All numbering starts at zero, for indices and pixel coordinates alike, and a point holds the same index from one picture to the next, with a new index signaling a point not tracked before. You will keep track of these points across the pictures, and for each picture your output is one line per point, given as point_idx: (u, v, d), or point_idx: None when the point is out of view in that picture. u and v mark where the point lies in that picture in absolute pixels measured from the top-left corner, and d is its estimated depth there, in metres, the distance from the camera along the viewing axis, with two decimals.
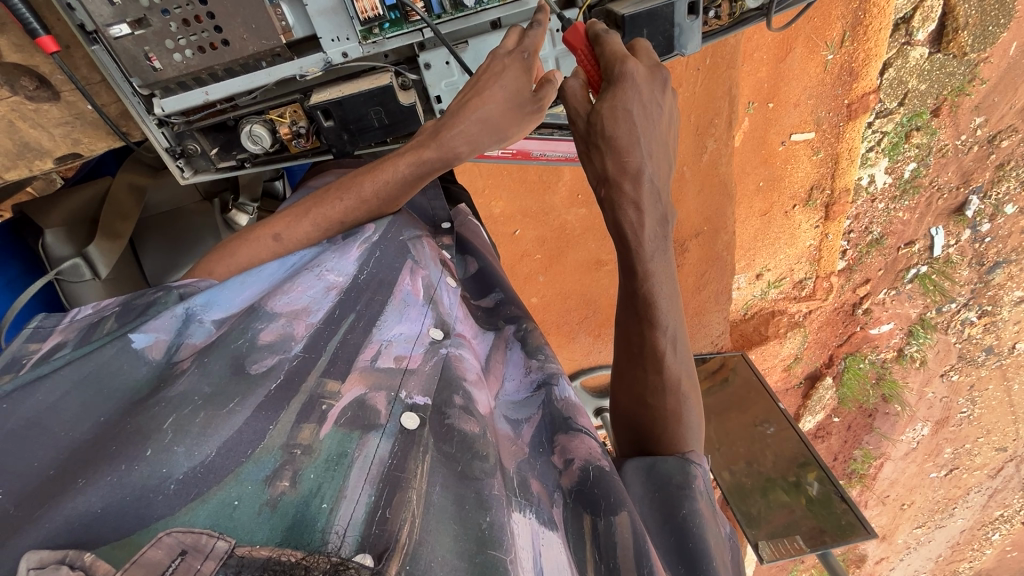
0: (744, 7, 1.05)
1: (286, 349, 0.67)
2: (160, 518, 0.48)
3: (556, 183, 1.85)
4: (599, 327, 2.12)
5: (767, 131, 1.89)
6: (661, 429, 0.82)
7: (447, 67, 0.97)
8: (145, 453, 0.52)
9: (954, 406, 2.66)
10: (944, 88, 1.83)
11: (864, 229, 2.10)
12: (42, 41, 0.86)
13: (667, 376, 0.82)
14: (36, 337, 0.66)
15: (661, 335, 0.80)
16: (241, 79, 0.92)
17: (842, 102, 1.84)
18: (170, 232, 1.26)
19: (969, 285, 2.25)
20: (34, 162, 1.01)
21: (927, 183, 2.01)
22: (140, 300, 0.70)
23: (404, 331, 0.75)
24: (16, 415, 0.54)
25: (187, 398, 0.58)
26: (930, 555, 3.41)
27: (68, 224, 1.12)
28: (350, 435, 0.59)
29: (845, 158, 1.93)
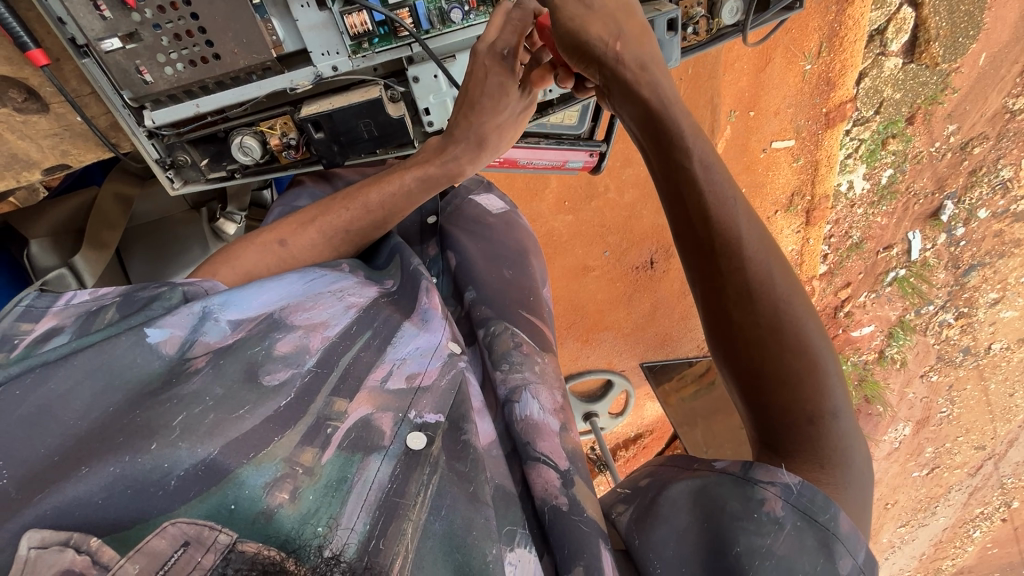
0: (721, 23, 1.08)
1: (300, 362, 0.67)
2: (160, 513, 0.50)
3: (542, 191, 1.88)
4: (587, 332, 2.14)
5: (749, 140, 1.93)
6: (763, 352, 0.67)
7: (435, 81, 0.99)
8: (151, 446, 0.53)
9: (934, 406, 2.73)
10: (917, 97, 1.89)
11: (844, 233, 2.16)
12: (32, 54, 0.86)
13: (750, 269, 0.67)
14: (29, 316, 0.65)
15: (736, 228, 0.68)
16: (231, 92, 0.93)
17: (820, 111, 1.90)
18: (155, 242, 1.26)
19: (945, 287, 2.32)
20: (21, 174, 1.01)
21: (903, 188, 2.07)
22: (142, 292, 0.69)
23: (421, 346, 0.79)
24: (29, 402, 0.55)
25: (199, 397, 0.59)
26: (914, 553, 3.49)
27: (53, 236, 1.13)
28: (352, 458, 0.62)
29: (824, 165, 1.99)
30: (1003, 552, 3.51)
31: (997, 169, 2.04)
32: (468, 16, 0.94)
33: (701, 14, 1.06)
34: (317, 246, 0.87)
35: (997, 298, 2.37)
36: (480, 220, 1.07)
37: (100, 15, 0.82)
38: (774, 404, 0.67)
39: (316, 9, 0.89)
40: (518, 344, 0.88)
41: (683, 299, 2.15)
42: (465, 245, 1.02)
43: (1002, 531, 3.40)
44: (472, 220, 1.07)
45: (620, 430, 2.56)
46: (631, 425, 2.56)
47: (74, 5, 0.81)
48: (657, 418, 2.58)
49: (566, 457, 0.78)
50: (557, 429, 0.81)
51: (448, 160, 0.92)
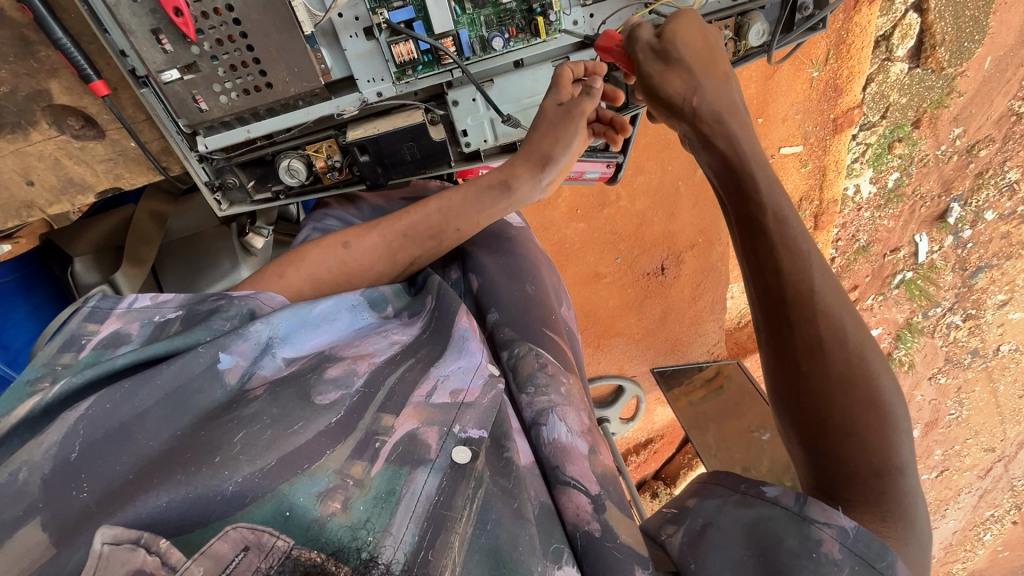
0: (748, 45, 1.12)
1: (349, 384, 0.70)
2: (220, 518, 0.52)
3: (555, 200, 1.90)
4: (600, 338, 2.16)
5: None
6: (828, 398, 0.68)
7: (473, 104, 1.02)
8: (214, 459, 0.55)
9: (942, 408, 2.74)
10: (922, 101, 1.92)
11: (851, 237, 2.18)
12: (94, 85, 0.91)
13: (826, 320, 0.69)
14: (93, 317, 0.68)
15: (810, 275, 0.71)
16: (280, 118, 0.97)
17: (828, 117, 1.92)
18: (188, 257, 1.29)
19: (953, 289, 2.34)
20: (76, 197, 1.07)
21: (910, 192, 2.10)
22: (202, 305, 0.72)
23: (461, 364, 0.79)
24: (115, 416, 0.58)
25: (257, 415, 0.61)
26: None
27: (94, 252, 1.19)
28: (399, 471, 0.63)
29: (832, 170, 2.01)
30: (1013, 553, 3.49)
31: (1003, 171, 2.06)
32: (508, 43, 0.97)
33: (728, 36, 1.10)
34: (363, 265, 0.90)
35: (1005, 299, 2.39)
36: (500, 238, 1.10)
37: (161, 48, 0.86)
38: (836, 454, 0.67)
39: (363, 38, 0.93)
40: (543, 365, 0.90)
41: (695, 304, 2.18)
42: (485, 265, 1.05)
43: (1013, 533, 3.39)
44: (492, 237, 1.10)
45: (632, 435, 2.57)
46: (642, 429, 2.57)
47: (138, 40, 0.85)
48: (667, 423, 2.60)
49: (597, 481, 0.77)
50: (585, 451, 0.81)
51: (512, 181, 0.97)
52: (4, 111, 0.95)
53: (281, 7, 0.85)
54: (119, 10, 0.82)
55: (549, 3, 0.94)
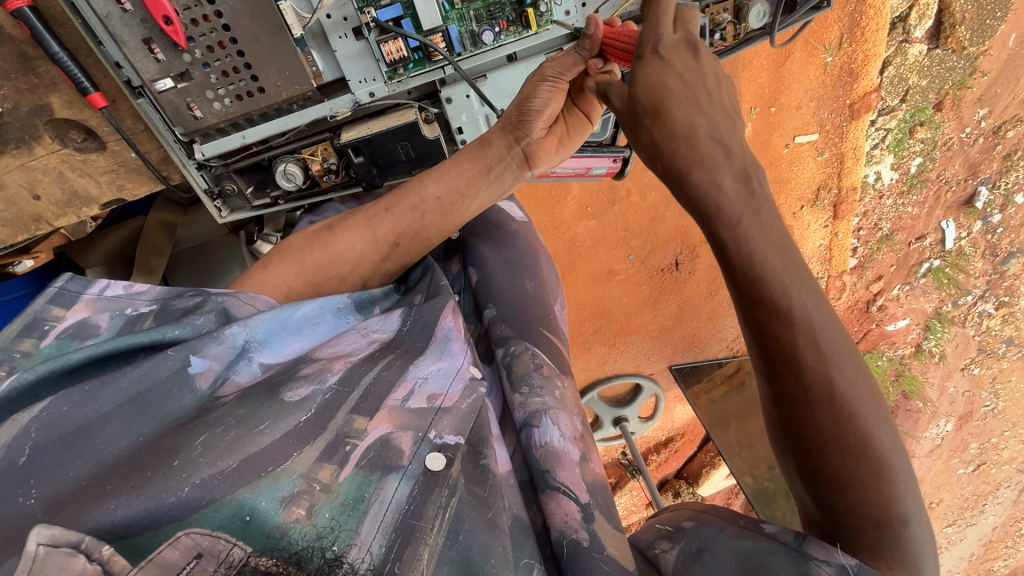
0: (749, 27, 1.09)
1: (321, 380, 0.69)
2: (171, 521, 0.50)
3: (564, 198, 1.88)
4: (614, 336, 2.13)
5: (771, 135, 1.87)
6: (821, 453, 0.70)
7: (467, 100, 1.01)
8: (172, 463, 0.54)
9: (977, 400, 2.63)
10: (944, 83, 1.85)
11: (874, 226, 2.10)
12: (92, 97, 0.94)
13: (809, 383, 0.69)
14: (60, 300, 0.66)
15: (797, 331, 0.69)
16: (275, 122, 0.98)
17: (844, 103, 1.86)
18: (197, 265, 1.32)
19: (984, 276, 2.25)
20: (81, 209, 1.09)
21: (934, 177, 2.02)
22: (179, 302, 0.71)
23: (442, 367, 0.79)
24: (72, 420, 0.57)
25: (222, 416, 0.60)
26: (963, 554, 3.33)
27: (105, 264, 1.25)
28: (369, 477, 0.62)
29: (850, 157, 1.93)
30: None
31: None
32: (499, 36, 0.96)
33: (727, 19, 1.07)
34: (357, 266, 0.90)
35: None
36: (500, 230, 1.09)
37: (154, 58, 0.87)
38: (832, 501, 0.71)
39: (353, 39, 0.93)
40: (539, 366, 0.88)
41: (711, 299, 2.13)
42: (485, 258, 1.03)
43: None
44: (491, 230, 1.09)
45: (650, 434, 2.53)
46: (662, 428, 2.52)
47: (131, 50, 0.86)
48: (687, 422, 2.54)
49: (587, 489, 0.77)
50: (577, 458, 0.80)
51: (489, 163, 0.95)
52: (8, 127, 0.98)
53: (270, 11, 0.85)
54: (111, 21, 0.83)
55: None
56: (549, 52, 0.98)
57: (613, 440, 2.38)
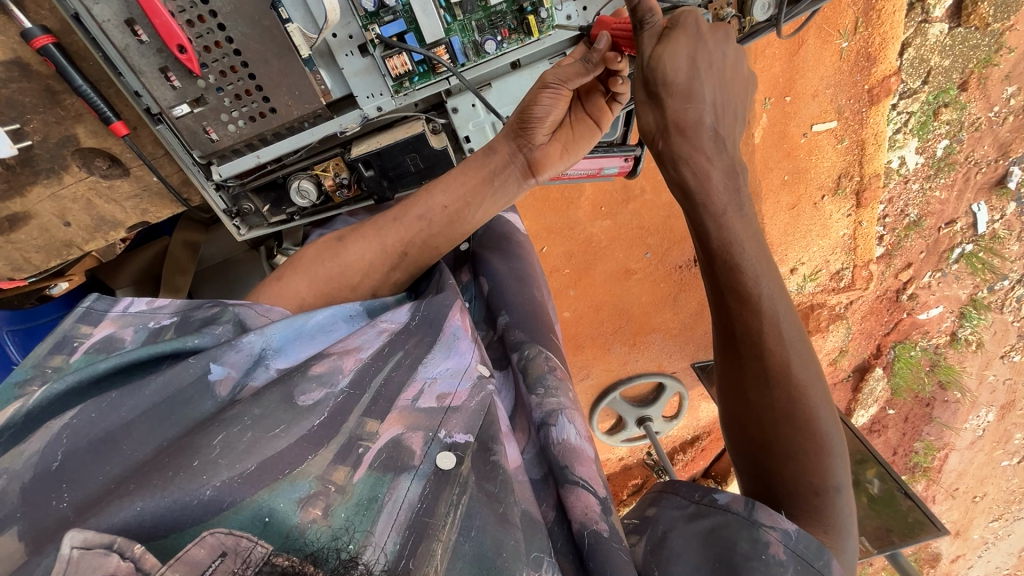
0: (754, 20, 1.08)
1: (333, 383, 0.70)
2: (195, 523, 0.52)
3: (578, 199, 1.86)
4: (635, 335, 2.12)
5: (787, 125, 1.83)
6: (772, 425, 0.78)
7: (473, 109, 1.02)
8: (193, 463, 0.56)
9: (1019, 389, 2.53)
10: (968, 62, 1.79)
11: (900, 212, 2.04)
12: (114, 125, 0.97)
13: (769, 363, 0.78)
14: (86, 317, 0.71)
15: (765, 318, 0.78)
16: (287, 141, 1.00)
17: (863, 88, 1.81)
18: (222, 281, 1.36)
19: (1020, 260, 2.16)
20: (108, 233, 1.14)
21: (962, 159, 1.96)
22: (198, 313, 0.75)
23: (450, 366, 0.79)
24: (99, 427, 0.60)
25: (238, 415, 0.62)
26: (1012, 550, 3.15)
27: (135, 283, 1.29)
28: (382, 478, 0.63)
29: (872, 143, 1.88)
30: None
31: None
32: (502, 45, 0.96)
33: (732, 15, 1.06)
34: (372, 278, 0.93)
35: None
36: (507, 240, 1.11)
37: (171, 85, 0.90)
38: (774, 467, 0.78)
39: (359, 56, 0.95)
40: (553, 368, 0.89)
41: None
42: (496, 267, 1.05)
43: None
44: (499, 240, 1.11)
45: (676, 434, 2.51)
46: (687, 427, 2.50)
47: (149, 79, 0.89)
48: (713, 419, 2.51)
49: (604, 485, 0.77)
50: (593, 456, 0.81)
51: (494, 169, 0.96)
52: (38, 159, 1.02)
53: (279, 34, 0.88)
54: (129, 53, 0.86)
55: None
56: (552, 58, 0.99)
57: (637, 440, 2.36)
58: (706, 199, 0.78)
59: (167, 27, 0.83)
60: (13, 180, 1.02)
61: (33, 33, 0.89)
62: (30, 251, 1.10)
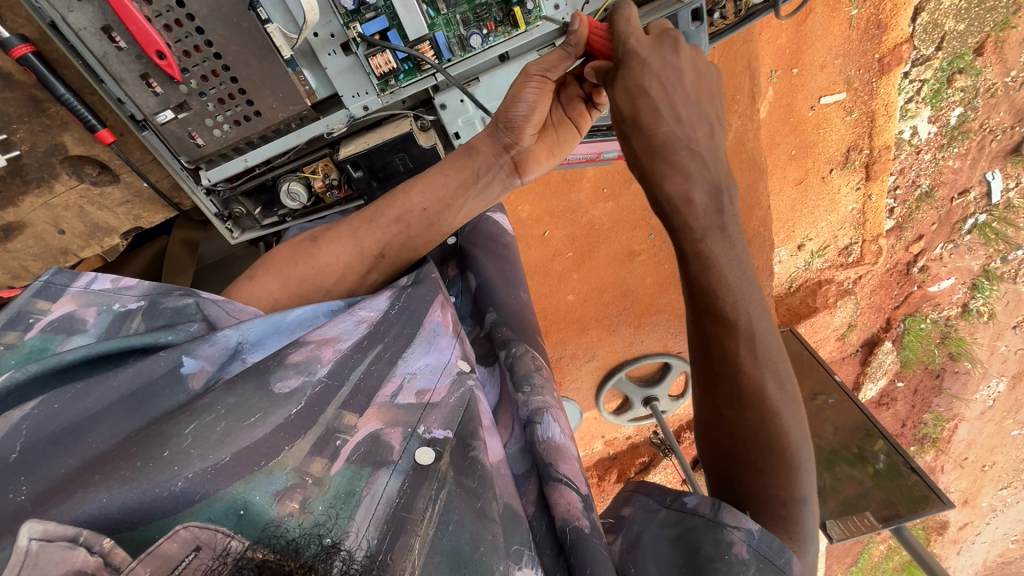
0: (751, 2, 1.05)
1: (311, 370, 0.71)
2: (164, 516, 0.54)
3: (579, 181, 1.85)
4: (639, 316, 2.10)
5: (794, 98, 1.77)
6: (745, 444, 0.77)
7: (462, 105, 1.00)
8: (163, 453, 0.58)
9: None
10: (984, 25, 1.73)
11: (911, 183, 1.98)
12: (99, 134, 0.96)
13: (746, 382, 0.77)
14: (44, 292, 0.71)
15: (741, 339, 0.78)
16: (275, 143, 0.99)
17: (872, 57, 1.75)
18: (223, 279, 1.37)
19: None
20: (103, 240, 1.16)
21: (977, 127, 1.90)
22: (168, 301, 0.76)
23: (430, 362, 0.80)
24: (63, 418, 0.62)
25: (211, 404, 0.63)
26: (1019, 516, 3.19)
27: None
28: (360, 471, 0.64)
29: (882, 115, 1.82)
30: None
31: None
32: (488, 38, 0.95)
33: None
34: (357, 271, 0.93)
35: None
36: (496, 240, 1.12)
37: (152, 92, 0.89)
38: (744, 486, 0.77)
39: (342, 55, 0.93)
40: (539, 367, 0.90)
41: None
42: (484, 265, 1.06)
43: None
44: (489, 239, 1.11)
45: (682, 412, 2.55)
46: None
47: (131, 87, 0.88)
48: None
49: (586, 482, 0.77)
50: (576, 454, 0.81)
51: (478, 171, 0.94)
52: (28, 168, 1.02)
53: (258, 36, 0.86)
54: (108, 61, 0.85)
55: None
56: (541, 48, 0.97)
57: (643, 419, 2.38)
58: (685, 222, 0.76)
59: (144, 33, 0.82)
60: (5, 191, 1.03)
61: (12, 42, 0.87)
62: (28, 259, 1.12)
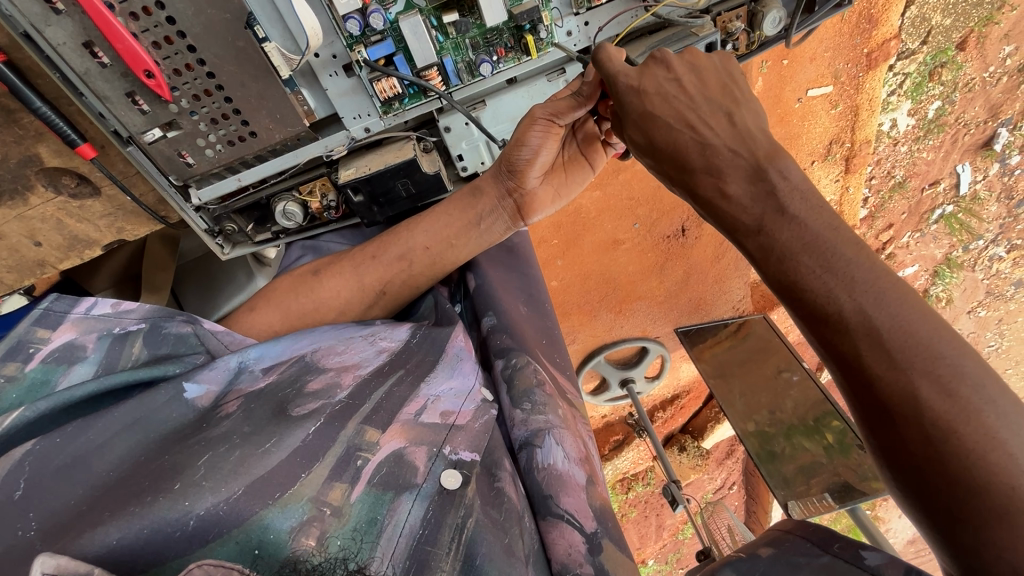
0: (762, 35, 1.04)
1: (331, 395, 0.74)
2: (177, 556, 0.54)
3: None
4: (621, 303, 2.09)
5: (781, 90, 1.60)
6: (925, 480, 0.62)
7: (466, 128, 1.03)
8: (175, 486, 0.57)
9: (980, 341, 2.52)
10: (969, 20, 1.61)
11: (886, 174, 1.91)
12: (81, 148, 0.93)
13: (886, 397, 0.64)
14: (45, 320, 0.73)
15: (864, 341, 0.65)
16: (269, 163, 0.99)
17: (861, 52, 1.60)
18: (204, 276, 1.31)
19: (997, 221, 2.09)
20: (83, 251, 1.09)
21: (952, 120, 1.81)
22: (169, 329, 0.80)
23: (455, 387, 0.85)
24: (66, 453, 0.62)
25: (226, 437, 0.64)
26: None
27: (115, 285, 1.25)
28: (382, 497, 0.65)
29: (865, 110, 1.69)
30: None
31: None
32: (497, 64, 0.97)
33: (740, 28, 1.01)
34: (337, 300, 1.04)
35: None
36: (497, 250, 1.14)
37: (139, 110, 0.88)
38: (957, 543, 0.59)
39: (344, 76, 0.94)
40: (540, 383, 0.90)
41: (717, 263, 2.07)
42: (485, 270, 1.08)
43: None
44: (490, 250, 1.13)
45: (658, 393, 2.63)
46: (668, 387, 2.60)
47: (115, 106, 0.87)
48: (692, 379, 2.61)
49: (593, 518, 0.77)
50: (582, 482, 0.81)
51: (481, 214, 1.05)
52: None
53: (254, 54, 0.85)
54: (89, 77, 0.83)
55: (540, 18, 0.91)
56: (551, 75, 1.00)
57: (619, 399, 2.44)
58: (733, 220, 0.76)
59: (130, 51, 0.79)
60: None
61: None
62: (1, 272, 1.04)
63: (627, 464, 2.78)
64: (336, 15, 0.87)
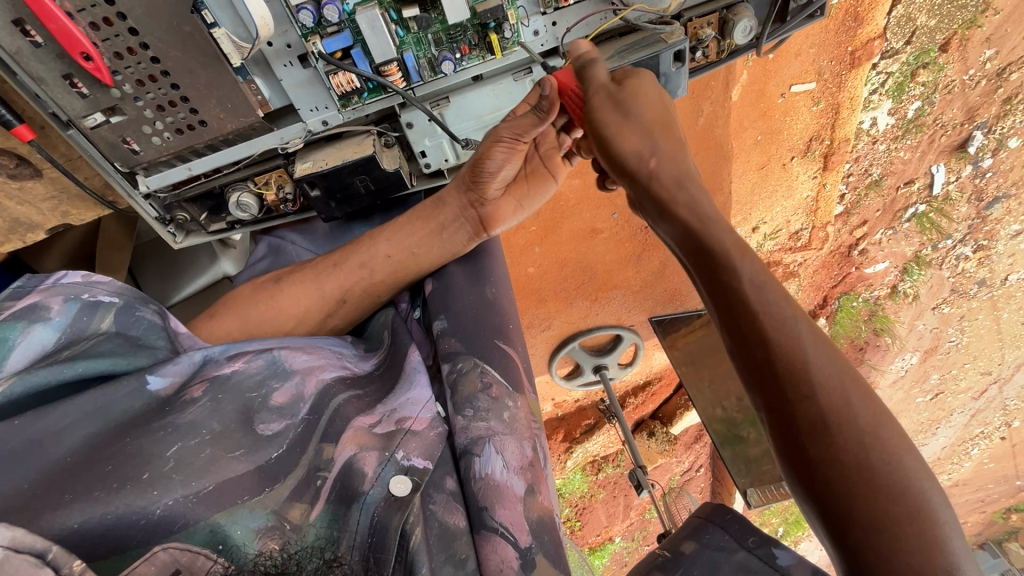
0: (734, 44, 1.04)
1: (293, 412, 0.78)
2: (138, 545, 0.59)
3: None
4: (597, 291, 2.09)
5: (766, 83, 1.59)
6: None
7: (429, 125, 1.01)
8: (143, 475, 0.63)
9: (942, 336, 2.56)
10: (953, 22, 1.57)
11: (864, 171, 1.90)
12: (17, 130, 0.88)
13: None
14: (15, 294, 0.74)
15: None
16: (223, 153, 0.97)
17: (845, 50, 1.58)
18: (163, 256, 1.28)
19: (966, 221, 2.10)
20: (26, 234, 1.05)
21: (931, 121, 1.79)
22: (142, 313, 0.82)
23: (414, 396, 0.89)
24: (22, 436, 0.65)
25: (195, 426, 0.70)
26: None
27: (68, 264, 1.23)
28: (337, 512, 0.72)
29: (846, 108, 1.69)
30: (999, 466, 3.46)
31: None
32: (461, 62, 0.95)
33: (711, 36, 1.02)
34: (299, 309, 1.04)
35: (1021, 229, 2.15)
36: None
37: (78, 94, 0.85)
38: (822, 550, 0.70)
39: (299, 66, 0.91)
40: (486, 387, 0.89)
41: None
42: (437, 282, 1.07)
43: (1000, 449, 3.35)
44: None
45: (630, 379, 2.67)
46: (640, 373, 2.64)
47: (52, 88, 0.83)
48: (663, 367, 2.66)
49: (529, 532, 0.77)
50: (520, 493, 0.80)
51: (443, 223, 1.07)
52: None
53: (203, 40, 0.82)
54: (22, 57, 0.79)
55: (504, 17, 0.89)
56: (518, 73, 0.98)
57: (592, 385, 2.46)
58: None
59: (65, 31, 0.76)
60: None
61: None
62: None
63: (597, 447, 2.86)
64: (289, 4, 0.84)
